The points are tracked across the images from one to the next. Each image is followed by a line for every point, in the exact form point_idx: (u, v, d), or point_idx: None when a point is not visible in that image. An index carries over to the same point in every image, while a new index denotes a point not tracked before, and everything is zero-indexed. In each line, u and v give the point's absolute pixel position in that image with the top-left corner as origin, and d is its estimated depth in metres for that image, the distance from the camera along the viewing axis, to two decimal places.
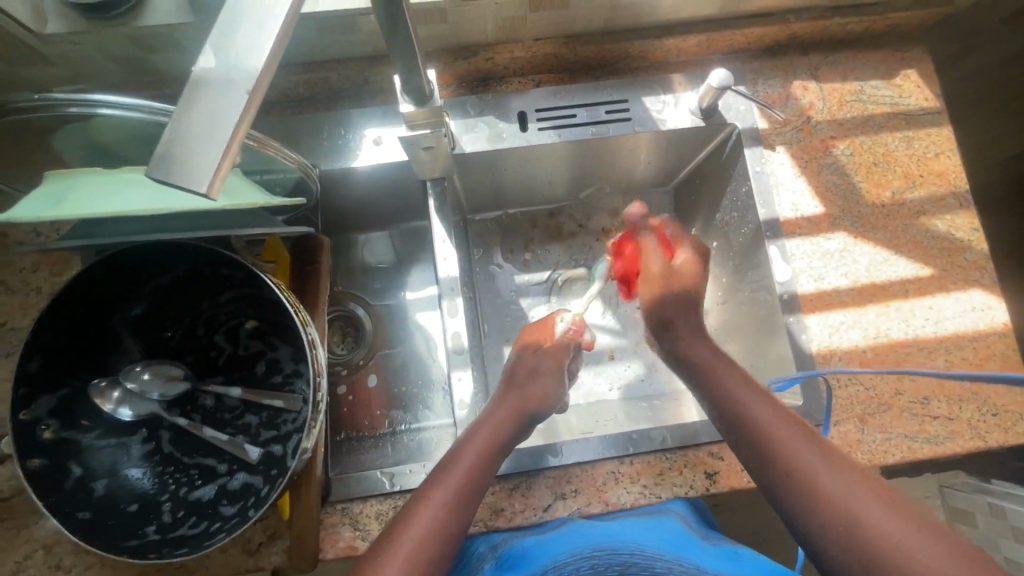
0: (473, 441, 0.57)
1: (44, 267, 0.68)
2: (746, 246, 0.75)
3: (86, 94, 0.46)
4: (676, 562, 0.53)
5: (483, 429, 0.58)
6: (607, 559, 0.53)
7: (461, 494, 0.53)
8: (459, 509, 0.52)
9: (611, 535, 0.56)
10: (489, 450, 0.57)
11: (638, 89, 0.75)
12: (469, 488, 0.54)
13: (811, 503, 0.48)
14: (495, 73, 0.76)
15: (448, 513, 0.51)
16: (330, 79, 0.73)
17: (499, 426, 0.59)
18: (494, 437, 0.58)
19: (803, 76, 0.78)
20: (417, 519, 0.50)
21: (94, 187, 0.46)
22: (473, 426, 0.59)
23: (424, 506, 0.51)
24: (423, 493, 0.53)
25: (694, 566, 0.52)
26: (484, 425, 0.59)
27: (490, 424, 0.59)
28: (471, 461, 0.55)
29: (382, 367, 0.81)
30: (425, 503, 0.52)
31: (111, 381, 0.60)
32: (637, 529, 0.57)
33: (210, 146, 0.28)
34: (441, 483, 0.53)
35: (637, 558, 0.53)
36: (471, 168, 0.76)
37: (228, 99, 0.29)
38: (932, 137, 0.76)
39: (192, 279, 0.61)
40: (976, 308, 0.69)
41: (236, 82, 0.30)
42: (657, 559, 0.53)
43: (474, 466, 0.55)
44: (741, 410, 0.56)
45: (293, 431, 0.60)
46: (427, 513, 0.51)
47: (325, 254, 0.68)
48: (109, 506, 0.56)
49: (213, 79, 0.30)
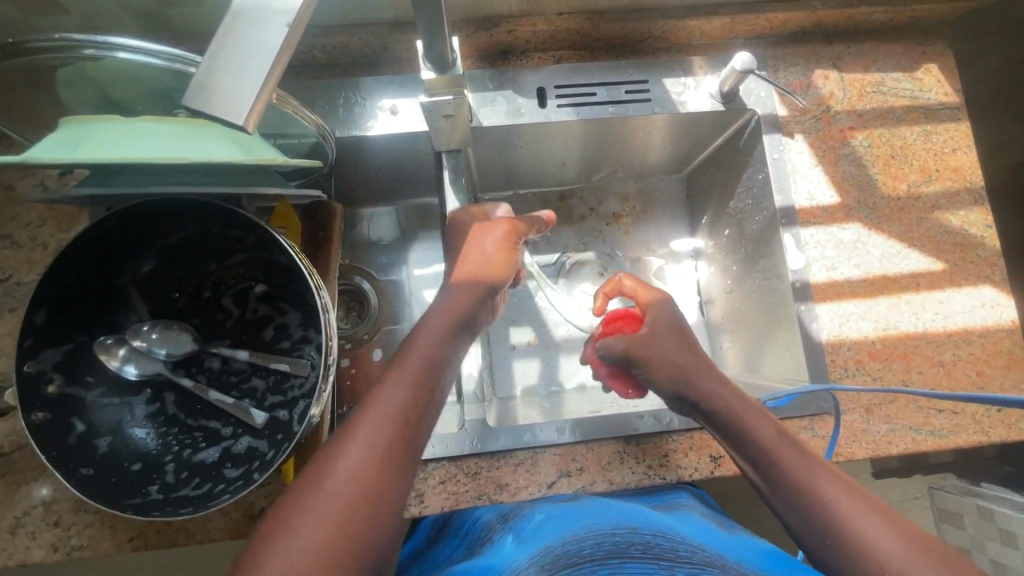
0: (399, 373, 0.52)
1: (51, 222, 0.67)
2: (759, 234, 0.75)
3: (104, 36, 0.45)
4: (698, 548, 0.44)
5: (408, 360, 0.53)
6: (629, 537, 0.44)
7: (379, 430, 0.48)
8: (420, 390, 0.51)
9: (634, 516, 0.47)
10: (416, 380, 0.52)
11: (659, 70, 0.74)
12: (396, 424, 0.49)
13: (789, 492, 0.50)
14: (516, 47, 0.75)
15: (373, 449, 0.47)
16: (350, 44, 0.72)
17: (430, 344, 0.55)
18: (425, 366, 0.53)
19: (825, 64, 0.77)
20: (381, 399, 0.50)
21: (112, 133, 0.44)
22: (400, 352, 0.55)
23: (388, 388, 0.51)
24: (348, 431, 0.48)
25: (718, 554, 0.44)
26: (413, 351, 0.54)
27: (419, 349, 0.55)
28: (390, 396, 0.50)
29: (387, 342, 0.81)
30: (387, 387, 0.51)
31: (117, 339, 0.60)
32: (660, 515, 0.49)
33: (249, 78, 0.29)
34: (400, 365, 0.53)
35: (659, 539, 0.44)
36: (485, 143, 0.75)
37: (266, 35, 0.30)
38: (950, 132, 0.75)
39: (202, 240, 0.60)
40: (986, 304, 0.70)
41: (275, 18, 0.30)
42: (681, 542, 0.44)
43: (393, 399, 0.50)
44: (742, 414, 0.56)
45: (299, 396, 0.60)
46: (388, 394, 0.50)
47: (337, 220, 0.67)
48: (112, 463, 0.55)
49: (251, 13, 0.30)
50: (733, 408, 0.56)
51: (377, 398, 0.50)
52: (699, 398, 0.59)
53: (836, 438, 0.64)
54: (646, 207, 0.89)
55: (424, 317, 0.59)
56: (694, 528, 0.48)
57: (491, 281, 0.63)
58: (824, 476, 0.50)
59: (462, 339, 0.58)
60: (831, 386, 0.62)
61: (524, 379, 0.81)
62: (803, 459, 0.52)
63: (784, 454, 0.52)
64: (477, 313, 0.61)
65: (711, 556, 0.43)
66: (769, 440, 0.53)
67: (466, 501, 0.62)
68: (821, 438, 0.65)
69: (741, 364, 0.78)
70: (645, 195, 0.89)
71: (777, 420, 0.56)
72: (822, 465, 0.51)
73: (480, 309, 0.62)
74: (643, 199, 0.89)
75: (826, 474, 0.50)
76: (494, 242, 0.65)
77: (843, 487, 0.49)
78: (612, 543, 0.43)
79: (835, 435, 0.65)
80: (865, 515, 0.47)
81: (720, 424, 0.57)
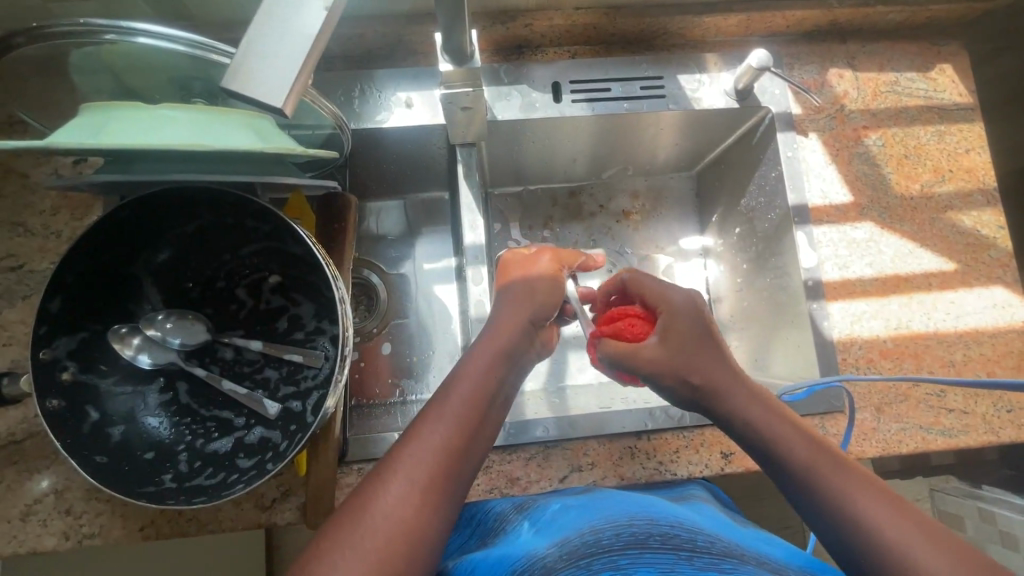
0: (445, 406, 0.51)
1: (65, 210, 0.67)
2: (771, 232, 0.75)
3: (124, 21, 0.45)
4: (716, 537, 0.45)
5: (454, 391, 0.53)
6: (647, 528, 0.43)
7: (423, 465, 0.47)
8: (466, 425, 0.51)
9: (651, 507, 0.47)
10: (464, 414, 0.51)
11: (674, 67, 0.74)
12: (439, 460, 0.48)
13: (803, 486, 0.50)
14: (531, 41, 0.75)
15: (416, 487, 0.46)
16: (366, 36, 0.72)
17: (477, 376, 0.54)
18: (471, 400, 0.52)
19: (839, 63, 0.77)
20: (424, 433, 0.49)
21: (132, 119, 0.44)
22: (444, 385, 0.54)
23: (432, 422, 0.50)
24: (392, 463, 0.48)
25: (735, 544, 0.44)
26: (459, 383, 0.53)
27: (465, 381, 0.53)
28: (434, 431, 0.50)
29: (396, 336, 0.81)
30: (431, 420, 0.50)
31: (131, 328, 0.60)
32: (676, 506, 0.49)
33: (285, 69, 0.30)
34: (445, 397, 0.52)
35: (677, 529, 0.44)
36: (499, 137, 0.75)
37: (299, 28, 0.31)
38: (963, 133, 0.75)
39: (218, 230, 0.60)
40: (997, 305, 0.70)
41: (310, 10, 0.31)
42: (699, 532, 0.44)
43: (439, 436, 0.49)
44: (748, 412, 0.54)
45: (313, 388, 0.59)
46: (432, 429, 0.50)
47: (352, 212, 0.66)
48: (126, 451, 0.55)
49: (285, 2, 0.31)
50: (754, 417, 0.54)
51: (420, 432, 0.50)
52: (716, 403, 0.56)
53: (847, 436, 0.64)
54: (656, 205, 0.89)
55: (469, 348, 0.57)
56: (711, 520, 0.48)
57: (543, 310, 0.61)
58: (834, 471, 0.49)
59: (513, 372, 0.57)
60: (841, 383, 0.62)
61: (533, 375, 0.81)
62: (812, 453, 0.51)
63: (794, 448, 0.51)
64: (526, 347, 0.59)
65: (730, 546, 0.43)
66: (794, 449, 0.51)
67: (477, 495, 0.62)
68: (831, 436, 0.65)
69: (749, 362, 0.78)
70: (656, 193, 0.89)
71: (804, 426, 0.53)
72: (854, 471, 0.49)
73: (528, 343, 0.59)
74: (654, 197, 0.89)
75: (854, 478, 0.48)
76: (543, 268, 0.64)
77: (856, 480, 0.48)
78: (630, 533, 0.43)
79: (844, 432, 0.65)
80: (878, 508, 0.46)
81: (746, 441, 0.54)
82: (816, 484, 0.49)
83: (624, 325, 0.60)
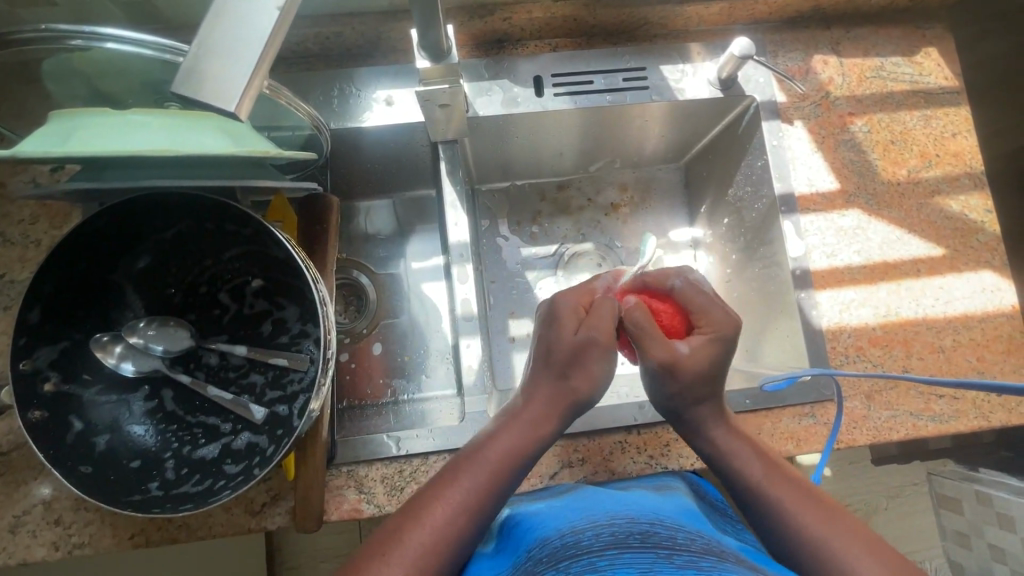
0: (459, 490, 0.48)
1: (43, 219, 0.66)
2: (759, 220, 0.75)
3: (94, 27, 0.44)
4: (699, 535, 0.45)
5: (473, 472, 0.49)
6: (627, 527, 0.43)
7: (425, 556, 0.45)
8: (478, 509, 0.48)
9: (634, 506, 0.47)
10: (478, 498, 0.48)
11: (656, 57, 0.73)
12: (442, 550, 0.46)
13: (755, 500, 0.52)
14: (511, 34, 0.75)
15: None
16: (343, 34, 0.71)
17: (500, 455, 0.50)
18: (489, 483, 0.49)
19: (824, 49, 0.77)
20: (432, 519, 0.46)
21: (101, 125, 0.44)
22: (461, 461, 0.50)
23: (441, 506, 0.47)
24: (391, 549, 0.45)
25: (717, 542, 0.44)
26: (482, 462, 0.49)
27: (488, 461, 0.49)
28: (445, 515, 0.47)
29: (386, 336, 0.80)
30: (440, 503, 0.47)
31: (113, 336, 0.59)
32: (659, 503, 0.49)
33: (236, 72, 0.30)
34: (459, 478, 0.49)
35: (658, 527, 0.44)
36: (482, 134, 0.75)
37: (246, 31, 0.30)
38: (950, 117, 0.75)
39: (198, 234, 0.59)
40: (986, 289, 0.69)
41: (258, 14, 0.31)
42: (679, 529, 0.44)
43: (447, 523, 0.46)
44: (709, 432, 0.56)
45: (298, 392, 0.59)
46: (441, 514, 0.47)
47: (334, 213, 0.66)
48: (111, 460, 0.55)
49: (232, 9, 0.31)
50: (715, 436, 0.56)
51: (425, 517, 0.46)
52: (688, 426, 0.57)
53: (839, 425, 0.64)
54: (645, 197, 0.88)
55: (499, 419, 0.53)
56: (689, 514, 0.48)
57: (582, 404, 0.53)
58: (782, 485, 0.52)
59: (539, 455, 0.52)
60: (837, 373, 0.61)
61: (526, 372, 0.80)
62: (762, 468, 0.54)
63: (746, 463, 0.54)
64: (566, 422, 0.54)
65: (710, 544, 0.43)
66: (747, 462, 0.54)
67: None
68: (822, 425, 0.65)
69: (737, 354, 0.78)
70: (643, 185, 0.88)
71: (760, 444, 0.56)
72: (799, 485, 0.52)
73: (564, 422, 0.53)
74: (642, 189, 0.88)
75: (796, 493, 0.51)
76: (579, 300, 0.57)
77: (799, 494, 0.51)
78: (610, 533, 0.42)
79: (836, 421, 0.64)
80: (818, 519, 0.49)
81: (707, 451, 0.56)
82: (761, 491, 0.52)
83: (665, 311, 0.56)
